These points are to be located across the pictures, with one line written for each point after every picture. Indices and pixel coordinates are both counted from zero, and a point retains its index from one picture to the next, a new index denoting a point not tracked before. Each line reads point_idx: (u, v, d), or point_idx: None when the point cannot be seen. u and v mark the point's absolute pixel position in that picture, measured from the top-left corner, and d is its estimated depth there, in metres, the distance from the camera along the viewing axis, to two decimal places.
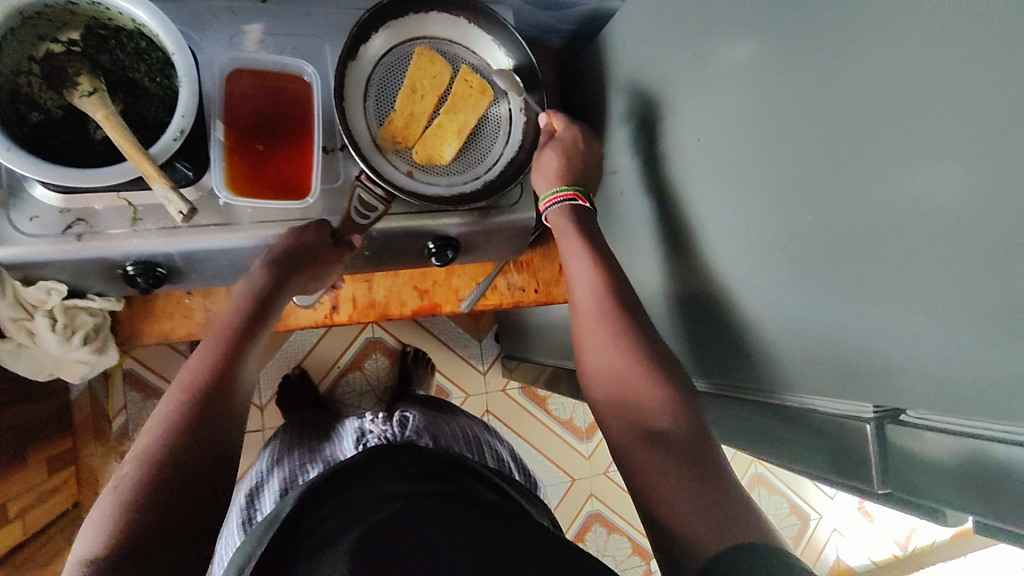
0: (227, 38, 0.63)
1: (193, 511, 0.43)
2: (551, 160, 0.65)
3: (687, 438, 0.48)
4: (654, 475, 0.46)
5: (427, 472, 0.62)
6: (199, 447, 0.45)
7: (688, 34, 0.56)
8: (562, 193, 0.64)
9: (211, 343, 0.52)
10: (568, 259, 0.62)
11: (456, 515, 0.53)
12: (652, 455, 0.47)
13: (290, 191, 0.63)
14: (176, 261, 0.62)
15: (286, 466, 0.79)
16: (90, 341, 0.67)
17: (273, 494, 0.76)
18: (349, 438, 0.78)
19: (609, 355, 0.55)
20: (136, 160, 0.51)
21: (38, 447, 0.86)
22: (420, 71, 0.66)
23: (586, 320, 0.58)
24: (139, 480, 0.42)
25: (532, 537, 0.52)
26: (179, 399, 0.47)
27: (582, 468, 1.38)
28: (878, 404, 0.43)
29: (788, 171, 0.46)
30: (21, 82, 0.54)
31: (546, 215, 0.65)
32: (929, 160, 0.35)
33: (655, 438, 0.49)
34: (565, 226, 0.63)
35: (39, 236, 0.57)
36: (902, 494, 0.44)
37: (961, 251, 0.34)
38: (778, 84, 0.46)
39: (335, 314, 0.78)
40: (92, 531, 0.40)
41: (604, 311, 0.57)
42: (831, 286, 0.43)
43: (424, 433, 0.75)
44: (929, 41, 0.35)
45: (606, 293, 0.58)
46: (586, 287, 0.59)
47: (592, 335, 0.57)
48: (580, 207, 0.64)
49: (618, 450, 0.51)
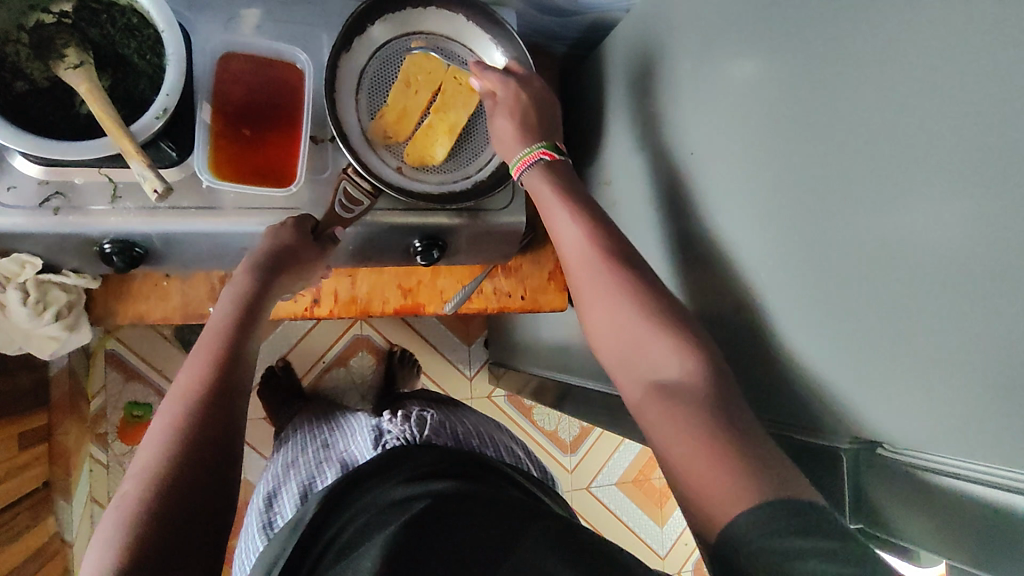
0: (223, 20, 0.63)
1: (201, 521, 0.43)
2: (507, 128, 0.61)
3: (699, 384, 0.42)
4: (671, 431, 0.41)
5: (440, 467, 0.58)
6: (198, 453, 0.45)
7: (691, 47, 0.55)
8: (526, 159, 0.60)
9: (203, 351, 0.52)
10: (549, 218, 0.57)
11: (467, 517, 0.50)
12: (664, 413, 0.42)
13: (275, 178, 0.62)
14: (154, 242, 0.61)
15: (302, 467, 0.71)
16: (62, 317, 0.66)
17: (291, 498, 0.67)
18: (362, 433, 0.71)
19: (608, 308, 0.49)
20: (115, 135, 0.50)
21: (12, 421, 0.85)
22: (414, 67, 0.65)
23: (579, 271, 0.52)
24: (142, 496, 0.42)
25: (539, 531, 0.48)
26: (177, 409, 0.47)
27: (564, 481, 1.36)
28: (854, 438, 0.40)
29: (782, 190, 0.44)
30: (9, 50, 0.52)
31: (521, 180, 0.60)
32: (922, 189, 0.34)
33: (665, 389, 0.43)
34: (540, 186, 0.58)
35: (15, 207, 0.56)
36: (875, 530, 0.41)
37: (935, 283, 0.34)
38: (775, 102, 0.45)
39: (316, 307, 0.77)
40: (100, 549, 0.40)
41: (597, 261, 0.51)
42: (808, 311, 0.43)
43: (444, 433, 0.68)
44: (931, 67, 0.34)
45: (600, 245, 0.52)
46: (571, 242, 0.54)
47: (587, 295, 0.51)
48: (548, 162, 0.59)
49: (634, 410, 0.45)
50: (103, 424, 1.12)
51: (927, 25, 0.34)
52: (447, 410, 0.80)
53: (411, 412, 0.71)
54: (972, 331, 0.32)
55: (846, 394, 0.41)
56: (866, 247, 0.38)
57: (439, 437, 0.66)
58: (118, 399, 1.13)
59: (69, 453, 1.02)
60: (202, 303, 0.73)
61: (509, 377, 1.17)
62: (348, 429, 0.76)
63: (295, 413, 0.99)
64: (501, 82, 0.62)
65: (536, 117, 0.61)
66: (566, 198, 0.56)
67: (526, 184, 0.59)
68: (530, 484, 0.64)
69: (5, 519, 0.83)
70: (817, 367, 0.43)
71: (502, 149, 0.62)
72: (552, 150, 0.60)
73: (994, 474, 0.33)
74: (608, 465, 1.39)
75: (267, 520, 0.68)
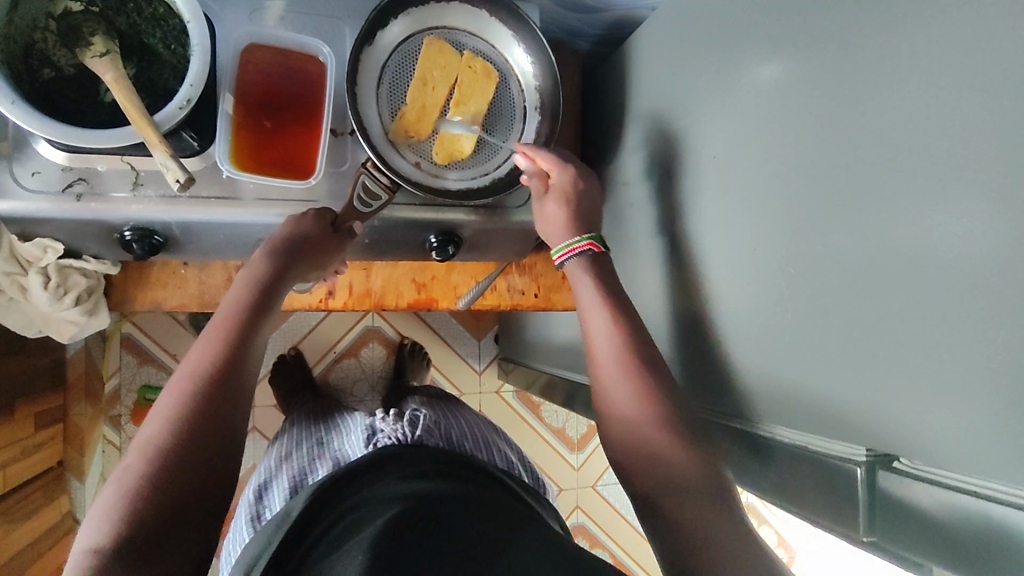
0: (248, 11, 0.63)
1: (196, 503, 0.43)
2: (557, 214, 0.63)
3: (707, 488, 0.47)
4: (689, 528, 0.45)
5: (434, 469, 0.58)
6: (201, 437, 0.45)
7: (716, 48, 0.54)
8: (576, 245, 0.61)
9: (212, 333, 0.52)
10: (585, 315, 0.59)
11: (452, 521, 0.49)
12: (686, 516, 0.45)
13: (294, 170, 0.63)
14: (174, 230, 0.62)
15: (294, 462, 0.73)
16: (82, 302, 0.67)
17: (282, 492, 0.69)
18: (356, 433, 0.71)
19: (627, 406, 0.52)
20: (138, 125, 0.51)
21: (28, 402, 0.86)
22: (428, 62, 0.65)
23: (604, 369, 0.55)
24: (143, 472, 0.43)
25: (529, 543, 0.48)
26: (185, 388, 0.48)
27: (570, 478, 1.37)
28: (872, 448, 0.41)
29: (805, 194, 0.44)
30: (36, 37, 0.54)
31: (562, 263, 0.63)
32: (951, 203, 0.34)
33: (680, 488, 0.47)
34: (581, 279, 0.60)
35: (39, 192, 0.57)
36: (887, 544, 0.41)
37: (951, 296, 0.34)
38: (802, 109, 0.44)
39: (331, 300, 0.78)
40: (97, 522, 0.41)
41: (627, 363, 0.54)
42: (829, 325, 0.42)
43: (436, 434, 0.68)
44: (964, 81, 0.34)
45: (625, 350, 0.55)
46: (603, 334, 0.56)
47: (610, 389, 0.54)
48: (596, 254, 0.61)
49: (641, 498, 0.48)
50: (116, 406, 1.13)
51: (963, 38, 0.34)
52: (444, 408, 0.80)
53: (405, 411, 0.72)
54: (988, 348, 0.32)
55: (854, 404, 0.41)
56: (882, 254, 0.38)
57: (431, 438, 0.67)
58: (132, 381, 1.14)
59: (82, 433, 1.04)
60: (218, 291, 0.73)
61: (519, 374, 1.17)
62: (344, 426, 0.77)
63: (301, 404, 0.98)
64: (561, 167, 0.64)
65: (581, 210, 0.64)
66: (607, 306, 0.57)
67: (567, 270, 0.62)
68: (523, 492, 0.64)
69: (18, 497, 0.84)
70: (833, 376, 0.42)
71: (545, 228, 0.65)
72: (599, 242, 0.62)
73: (1009, 491, 0.34)
74: None
75: (256, 513, 0.70)
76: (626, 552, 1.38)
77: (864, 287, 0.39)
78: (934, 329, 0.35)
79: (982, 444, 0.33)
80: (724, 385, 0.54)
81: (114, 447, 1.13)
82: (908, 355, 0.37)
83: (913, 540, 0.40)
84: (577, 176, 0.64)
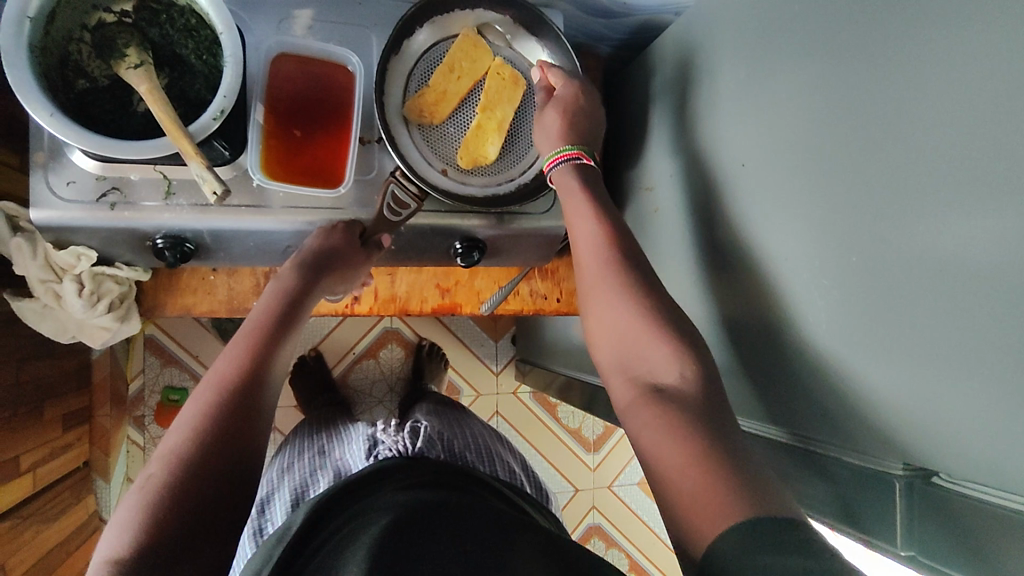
0: (276, 20, 0.63)
1: (216, 511, 0.44)
2: (552, 120, 0.63)
3: (693, 392, 0.45)
4: (662, 430, 0.43)
5: (434, 479, 0.59)
6: (225, 446, 0.46)
7: (745, 55, 0.54)
8: (566, 153, 0.61)
9: (238, 344, 0.53)
10: (572, 223, 0.59)
11: (454, 526, 0.49)
12: (661, 410, 0.44)
13: (323, 179, 0.63)
14: (204, 237, 0.63)
15: (294, 471, 0.75)
16: (114, 308, 0.69)
17: (283, 505, 0.71)
18: (357, 443, 0.72)
19: (611, 316, 0.52)
20: (174, 136, 0.51)
21: (56, 404, 0.88)
22: (461, 52, 0.65)
23: (588, 276, 0.55)
24: (166, 480, 0.43)
25: (529, 550, 0.47)
26: (209, 397, 0.49)
27: (587, 478, 1.37)
28: (907, 463, 0.40)
29: (837, 205, 0.43)
30: (71, 48, 0.55)
31: (550, 175, 0.63)
32: (986, 216, 0.33)
33: (661, 393, 0.46)
34: (568, 183, 0.61)
35: (74, 202, 0.58)
36: (925, 559, 0.41)
37: (987, 317, 0.33)
38: (841, 117, 0.43)
39: (356, 305, 0.79)
40: (119, 530, 0.41)
41: (610, 268, 0.54)
42: (862, 340, 0.41)
43: (437, 444, 0.70)
44: (1005, 93, 0.32)
45: (613, 254, 0.54)
46: (590, 241, 0.56)
47: (596, 297, 0.54)
48: (584, 165, 0.62)
49: (622, 406, 0.49)
50: (140, 407, 1.15)
51: (1004, 51, 0.33)
52: (450, 416, 0.81)
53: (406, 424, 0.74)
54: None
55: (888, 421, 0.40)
56: (904, 265, 0.38)
57: (432, 449, 0.68)
58: (155, 382, 1.16)
59: (108, 435, 1.05)
60: (246, 296, 0.74)
61: (536, 376, 1.17)
62: (345, 437, 0.78)
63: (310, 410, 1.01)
64: (566, 79, 0.65)
65: (579, 121, 0.63)
66: (597, 218, 0.57)
67: (554, 180, 0.62)
68: (522, 501, 0.65)
69: (48, 498, 0.86)
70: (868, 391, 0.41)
71: (536, 133, 0.65)
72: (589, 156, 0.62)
73: None
74: (630, 466, 1.40)
75: (258, 528, 0.72)
76: (642, 552, 1.39)
77: (901, 303, 0.38)
78: (966, 345, 0.34)
79: (1000, 460, 0.33)
80: (753, 392, 0.54)
81: (138, 448, 1.14)
82: (935, 367, 0.36)
83: (942, 546, 0.40)
84: (578, 92, 0.64)
